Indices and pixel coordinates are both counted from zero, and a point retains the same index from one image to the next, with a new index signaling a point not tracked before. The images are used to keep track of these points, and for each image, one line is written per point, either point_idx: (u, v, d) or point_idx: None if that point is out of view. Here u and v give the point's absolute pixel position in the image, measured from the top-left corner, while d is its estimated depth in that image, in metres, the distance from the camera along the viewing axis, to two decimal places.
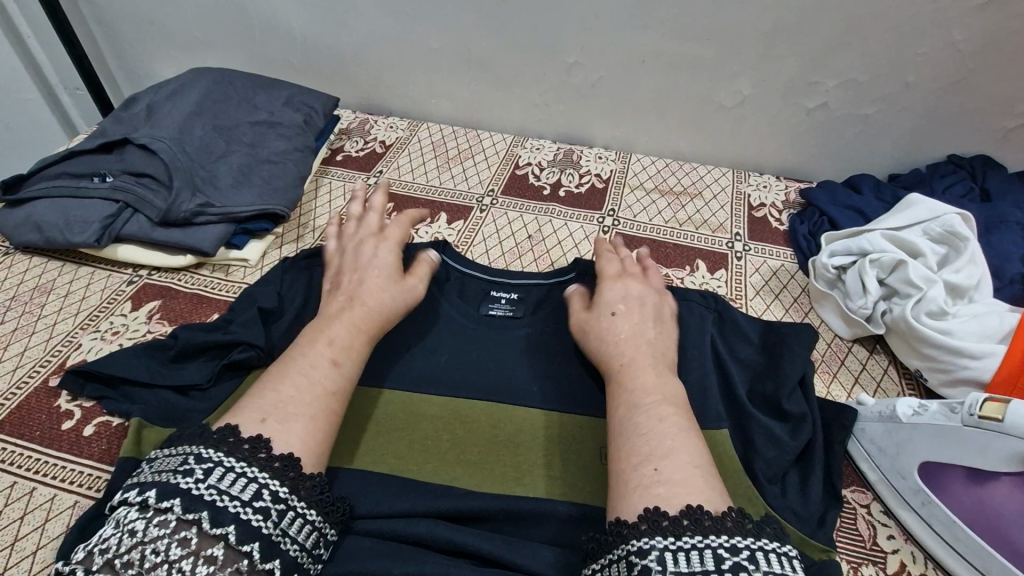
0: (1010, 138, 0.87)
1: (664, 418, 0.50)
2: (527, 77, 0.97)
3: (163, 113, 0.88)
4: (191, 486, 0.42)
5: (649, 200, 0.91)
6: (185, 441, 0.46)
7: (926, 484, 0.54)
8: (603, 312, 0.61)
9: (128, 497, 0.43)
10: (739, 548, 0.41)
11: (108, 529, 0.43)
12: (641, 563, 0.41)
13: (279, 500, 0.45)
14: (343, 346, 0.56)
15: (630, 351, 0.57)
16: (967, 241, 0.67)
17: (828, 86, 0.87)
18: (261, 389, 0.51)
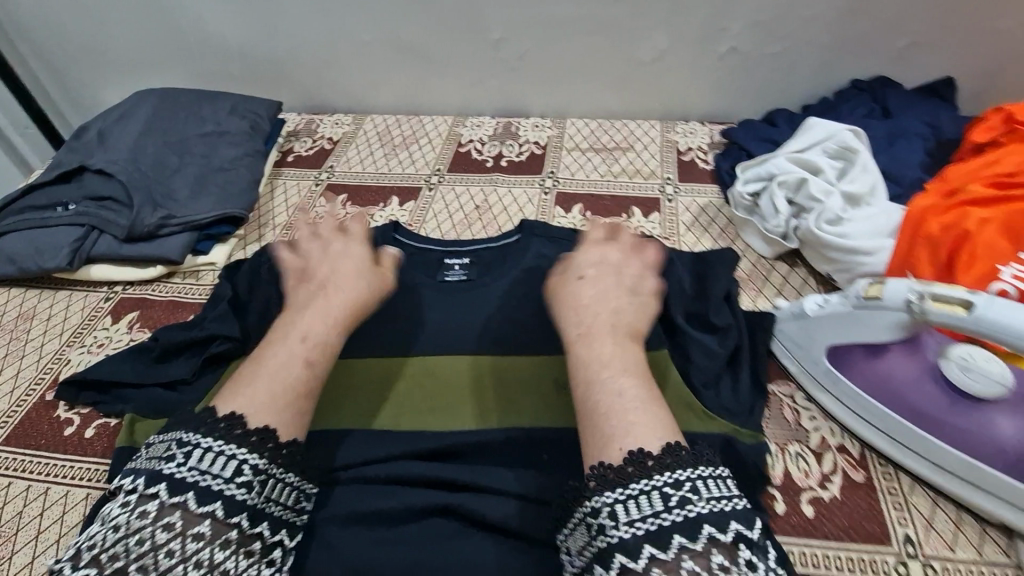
0: (908, 56, 0.93)
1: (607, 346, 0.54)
2: (459, 58, 1.02)
3: (115, 138, 0.92)
4: (174, 470, 0.46)
5: (586, 159, 0.97)
6: (170, 428, 0.50)
7: (834, 367, 0.61)
8: (573, 277, 0.60)
9: (120, 483, 0.48)
10: (680, 481, 0.44)
11: (103, 517, 0.46)
12: (598, 521, 0.44)
13: (260, 471, 0.49)
14: (318, 342, 0.57)
15: (596, 312, 0.56)
16: (859, 152, 0.75)
17: (734, 30, 0.93)
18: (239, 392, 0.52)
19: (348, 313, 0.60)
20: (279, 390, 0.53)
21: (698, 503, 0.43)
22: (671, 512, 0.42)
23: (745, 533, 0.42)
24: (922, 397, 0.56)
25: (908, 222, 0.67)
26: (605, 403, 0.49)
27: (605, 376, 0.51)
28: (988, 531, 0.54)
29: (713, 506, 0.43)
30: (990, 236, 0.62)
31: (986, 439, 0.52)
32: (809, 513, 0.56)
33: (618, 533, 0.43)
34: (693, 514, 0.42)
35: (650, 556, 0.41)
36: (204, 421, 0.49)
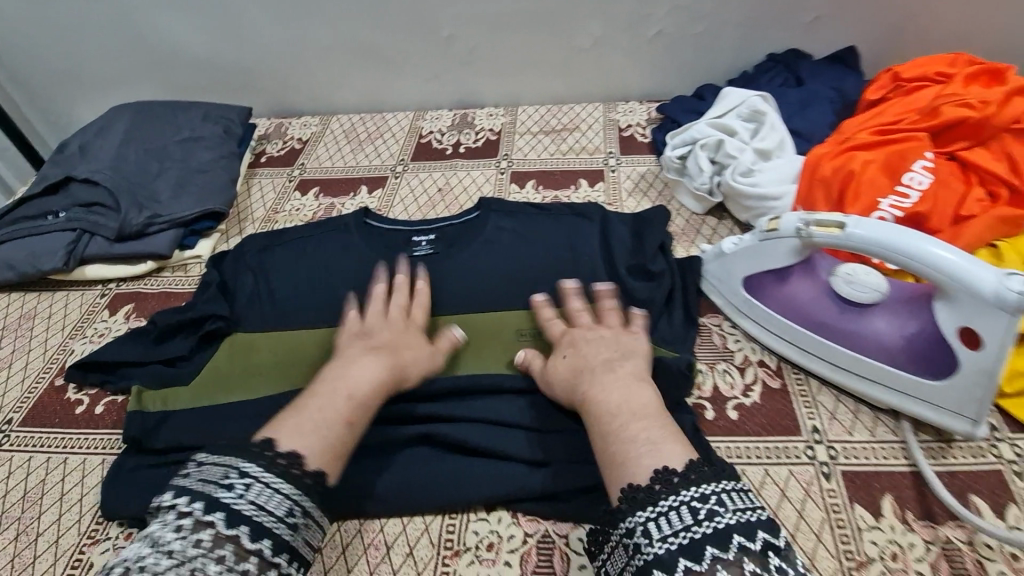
0: (815, 28, 1.04)
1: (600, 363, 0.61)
2: (414, 56, 1.11)
3: (97, 149, 0.99)
4: (233, 500, 0.46)
5: (537, 141, 1.07)
6: (226, 453, 0.50)
7: (750, 294, 0.71)
8: (557, 355, 0.65)
9: (170, 501, 0.46)
10: (708, 494, 0.46)
11: (153, 534, 0.45)
12: (632, 541, 0.47)
13: (306, 515, 0.49)
14: (362, 401, 0.58)
15: (582, 376, 0.60)
16: (768, 114, 0.85)
17: (659, 15, 1.03)
18: (295, 416, 0.55)
19: (394, 371, 0.62)
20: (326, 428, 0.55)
21: (727, 514, 0.45)
22: (702, 525, 0.45)
23: (773, 541, 0.44)
24: (819, 312, 0.66)
25: (808, 165, 0.78)
26: (618, 451, 0.52)
27: (613, 425, 0.54)
28: (879, 415, 0.64)
29: (740, 519, 0.45)
30: (874, 174, 0.74)
31: (870, 339, 0.63)
32: (734, 417, 0.66)
33: (652, 550, 0.45)
34: (723, 525, 0.45)
35: (686, 568, 0.43)
36: (264, 451, 0.50)
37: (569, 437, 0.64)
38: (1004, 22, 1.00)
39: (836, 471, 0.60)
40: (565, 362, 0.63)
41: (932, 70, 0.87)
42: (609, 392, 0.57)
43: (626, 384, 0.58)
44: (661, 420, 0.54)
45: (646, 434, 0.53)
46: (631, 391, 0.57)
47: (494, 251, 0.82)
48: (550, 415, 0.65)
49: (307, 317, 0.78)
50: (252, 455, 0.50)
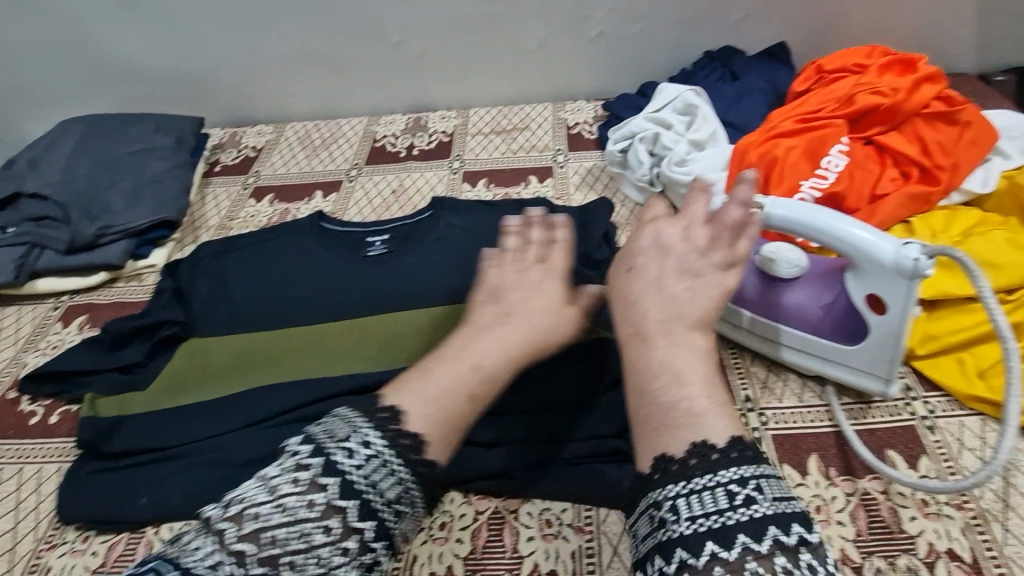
0: (746, 25, 1.10)
1: (666, 305, 0.56)
2: (364, 62, 1.13)
3: (47, 164, 0.99)
4: (350, 472, 0.49)
5: (488, 142, 1.10)
6: (357, 413, 0.53)
7: None
8: (621, 268, 0.61)
9: (295, 448, 0.50)
10: (745, 479, 0.47)
11: (273, 478, 0.49)
12: (661, 513, 0.48)
13: (408, 504, 0.52)
14: (487, 374, 0.57)
15: (648, 309, 0.56)
16: (700, 107, 0.90)
17: (598, 17, 1.08)
18: (419, 380, 0.56)
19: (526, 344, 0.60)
20: (440, 404, 0.54)
21: (764, 504, 0.46)
22: (736, 510, 0.46)
23: (806, 536, 0.45)
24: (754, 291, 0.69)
25: (735, 155, 0.83)
26: (657, 416, 0.51)
27: (656, 386, 0.52)
28: (807, 381, 0.69)
29: (774, 510, 0.46)
30: (795, 158, 0.80)
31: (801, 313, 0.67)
32: None
33: (680, 528, 0.46)
34: (759, 514, 0.45)
35: (712, 552, 0.44)
36: (388, 425, 0.52)
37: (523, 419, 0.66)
38: (919, 15, 1.07)
39: (767, 435, 0.64)
40: (627, 281, 0.59)
41: (852, 62, 0.93)
42: (663, 346, 0.54)
43: (679, 338, 0.54)
44: (709, 388, 0.52)
45: (693, 403, 0.51)
46: (683, 347, 0.54)
47: (445, 247, 0.84)
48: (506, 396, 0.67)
49: (263, 319, 0.80)
50: (376, 424, 0.52)
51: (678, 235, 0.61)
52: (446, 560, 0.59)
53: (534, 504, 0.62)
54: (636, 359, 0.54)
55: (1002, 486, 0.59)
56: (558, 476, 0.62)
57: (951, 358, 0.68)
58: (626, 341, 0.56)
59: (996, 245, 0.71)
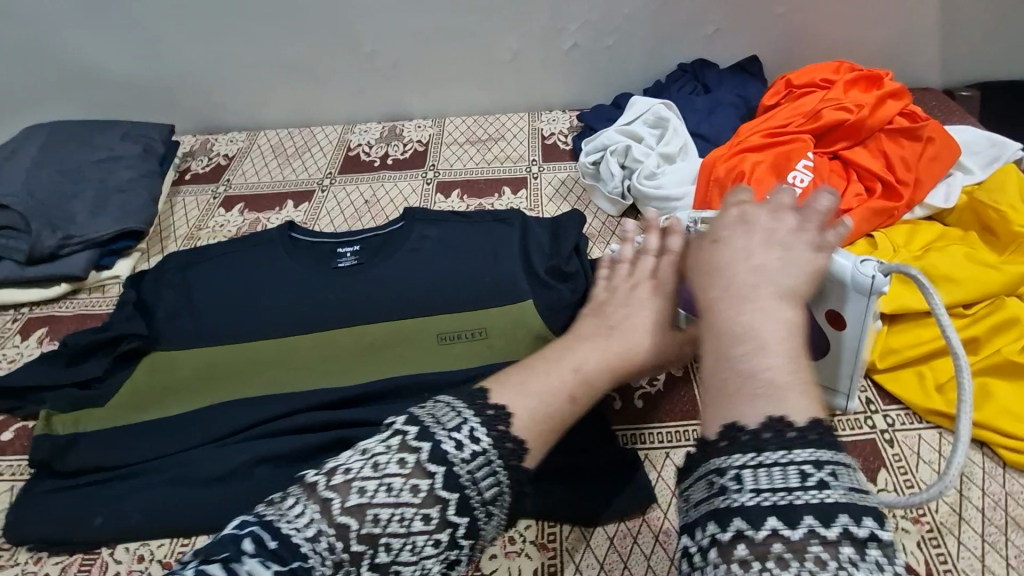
0: (719, 39, 1.11)
1: (755, 276, 0.49)
2: (337, 71, 1.13)
3: (8, 171, 0.96)
4: (456, 463, 0.48)
5: (462, 151, 1.10)
6: (463, 403, 0.51)
7: None
8: (706, 238, 0.54)
9: (403, 427, 0.49)
10: (822, 462, 0.41)
11: (380, 454, 0.48)
12: (722, 480, 0.42)
13: (502, 506, 0.50)
14: (588, 378, 0.55)
15: (735, 277, 0.49)
16: (672, 120, 0.91)
17: (572, 29, 1.08)
18: (527, 375, 0.55)
19: (624, 358, 0.57)
20: (546, 406, 0.53)
21: (838, 491, 0.40)
22: (808, 491, 0.40)
23: (878, 533, 0.39)
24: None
25: (704, 170, 0.85)
26: (732, 380, 0.45)
27: (738, 352, 0.46)
28: None
29: (849, 496, 0.40)
30: (762, 174, 0.81)
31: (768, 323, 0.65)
32: (640, 405, 0.70)
33: (741, 499, 0.41)
34: (832, 499, 0.40)
35: (774, 529, 0.39)
36: (496, 423, 0.50)
37: None
38: (887, 31, 1.09)
39: None
40: (713, 250, 0.52)
41: (819, 77, 0.95)
42: (749, 309, 0.47)
43: (771, 305, 0.47)
44: (795, 360, 0.45)
45: (776, 373, 0.44)
46: (773, 314, 0.47)
47: (416, 258, 0.83)
48: None
49: (229, 332, 0.78)
50: (485, 420, 0.51)
51: (770, 211, 0.54)
52: None
53: None
54: (718, 326, 0.48)
55: (957, 499, 0.60)
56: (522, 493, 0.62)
57: (912, 372, 0.69)
58: (706, 308, 0.50)
59: (954, 260, 0.73)
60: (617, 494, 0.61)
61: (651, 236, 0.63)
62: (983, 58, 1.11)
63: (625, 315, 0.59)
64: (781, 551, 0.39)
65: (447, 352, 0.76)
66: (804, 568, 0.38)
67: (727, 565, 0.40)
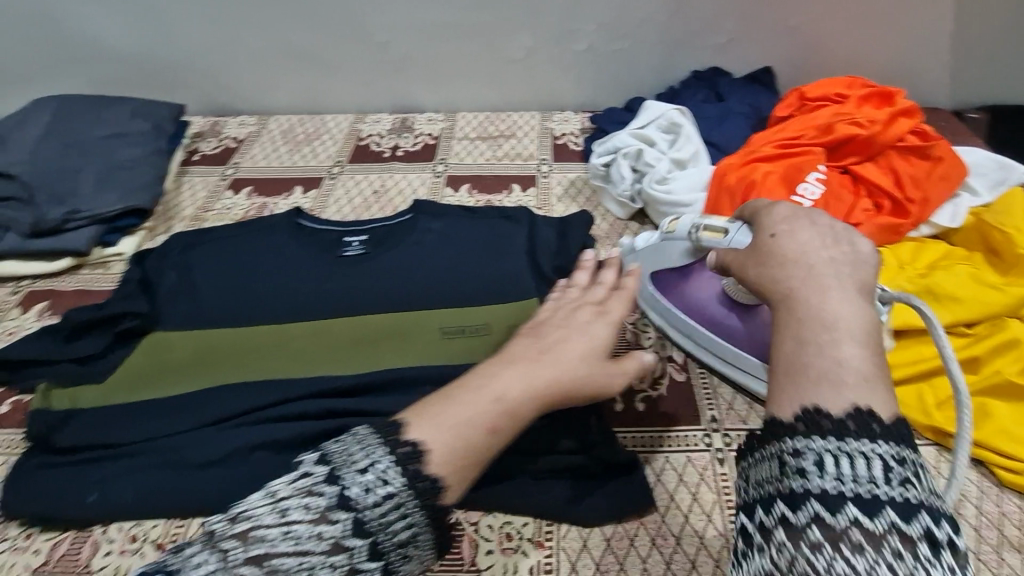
0: (733, 49, 1.11)
1: (824, 265, 0.46)
2: (349, 61, 1.13)
3: (15, 142, 0.96)
4: (365, 508, 0.43)
5: (473, 147, 1.10)
6: (377, 436, 0.46)
7: (657, 294, 0.76)
8: (763, 235, 0.52)
9: (311, 469, 0.44)
10: (906, 459, 0.38)
11: (285, 499, 0.43)
12: (797, 463, 0.38)
13: (419, 549, 0.46)
14: (510, 410, 0.50)
15: (806, 266, 0.46)
16: (685, 127, 0.92)
17: (586, 31, 1.08)
18: (451, 401, 0.49)
19: (552, 389, 0.52)
20: (464, 435, 0.47)
21: (920, 490, 0.37)
22: (891, 486, 0.36)
23: (954, 538, 0.36)
24: (701, 304, 0.73)
25: (715, 177, 0.84)
26: (816, 364, 0.41)
27: (825, 336, 0.41)
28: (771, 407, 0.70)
29: (929, 498, 0.37)
30: (772, 184, 0.80)
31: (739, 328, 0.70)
32: (640, 408, 0.70)
33: (819, 483, 0.37)
34: (917, 499, 0.36)
35: (854, 519, 0.36)
36: (408, 462, 0.45)
37: None
38: (900, 48, 1.10)
39: (729, 456, 0.66)
40: (774, 243, 0.50)
41: (833, 91, 0.95)
42: (832, 297, 0.43)
43: (851, 294, 0.44)
44: (878, 354, 0.41)
45: (859, 361, 0.40)
46: (852, 300, 0.43)
47: (422, 252, 0.83)
48: None
49: (231, 316, 0.78)
50: (396, 459, 0.45)
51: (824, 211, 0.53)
52: None
53: (495, 516, 0.62)
54: (786, 312, 0.44)
55: (951, 515, 0.61)
56: (519, 489, 0.62)
57: (912, 390, 0.70)
58: (781, 299, 0.46)
59: (957, 279, 0.73)
60: (612, 496, 0.61)
61: (606, 272, 0.67)
62: (993, 81, 1.12)
63: (560, 343, 0.56)
64: (858, 539, 0.35)
65: (449, 346, 0.75)
66: (884, 561, 0.34)
67: (795, 547, 0.36)
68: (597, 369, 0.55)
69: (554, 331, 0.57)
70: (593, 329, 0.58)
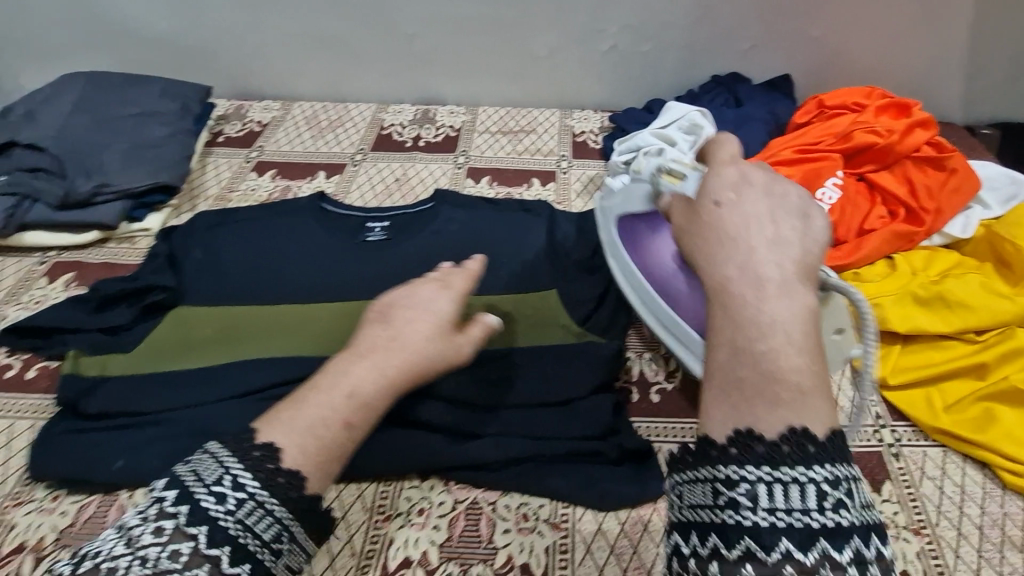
0: (754, 56, 1.13)
1: (765, 255, 0.45)
2: (375, 50, 1.14)
3: (45, 116, 0.97)
4: (219, 515, 0.46)
5: (494, 140, 1.11)
6: (226, 451, 0.49)
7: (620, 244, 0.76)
8: (708, 204, 0.50)
9: (160, 494, 0.47)
10: (838, 480, 0.40)
11: (134, 528, 0.46)
12: (730, 493, 0.40)
13: (292, 540, 0.50)
14: (363, 402, 0.54)
15: (749, 253, 0.46)
16: (706, 128, 0.94)
17: (611, 31, 1.10)
18: (299, 409, 0.52)
19: (402, 373, 0.57)
20: (321, 435, 0.52)
21: (852, 513, 0.39)
22: (823, 514, 0.39)
23: (881, 552, 0.39)
24: (656, 259, 0.71)
25: None
26: (749, 375, 0.42)
27: (760, 344, 0.42)
28: None
29: (861, 517, 0.40)
30: None
31: (680, 291, 0.69)
32: (656, 400, 0.72)
33: (752, 517, 0.39)
34: (846, 524, 0.39)
35: (786, 552, 0.38)
36: (263, 464, 0.49)
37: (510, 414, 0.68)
38: (918, 61, 1.12)
39: None
40: (718, 214, 0.49)
41: (852, 100, 0.97)
42: (771, 300, 0.43)
43: (788, 287, 0.44)
44: (811, 352, 0.43)
45: (795, 368, 0.42)
46: (790, 299, 0.44)
47: (444, 239, 0.85)
48: (487, 393, 0.69)
49: (256, 293, 0.79)
50: (248, 464, 0.49)
51: (774, 180, 0.51)
52: (421, 546, 0.60)
53: (512, 497, 0.63)
54: (724, 310, 0.45)
55: (957, 515, 0.62)
56: (537, 472, 0.64)
57: (921, 394, 0.71)
58: (717, 291, 0.46)
59: (970, 287, 0.75)
60: (628, 482, 0.63)
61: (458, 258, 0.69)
62: (1007, 98, 1.14)
63: (405, 329, 0.59)
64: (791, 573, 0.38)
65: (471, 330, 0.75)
66: None
67: None
68: (445, 345, 0.60)
69: (404, 315, 0.60)
70: (439, 305, 0.62)
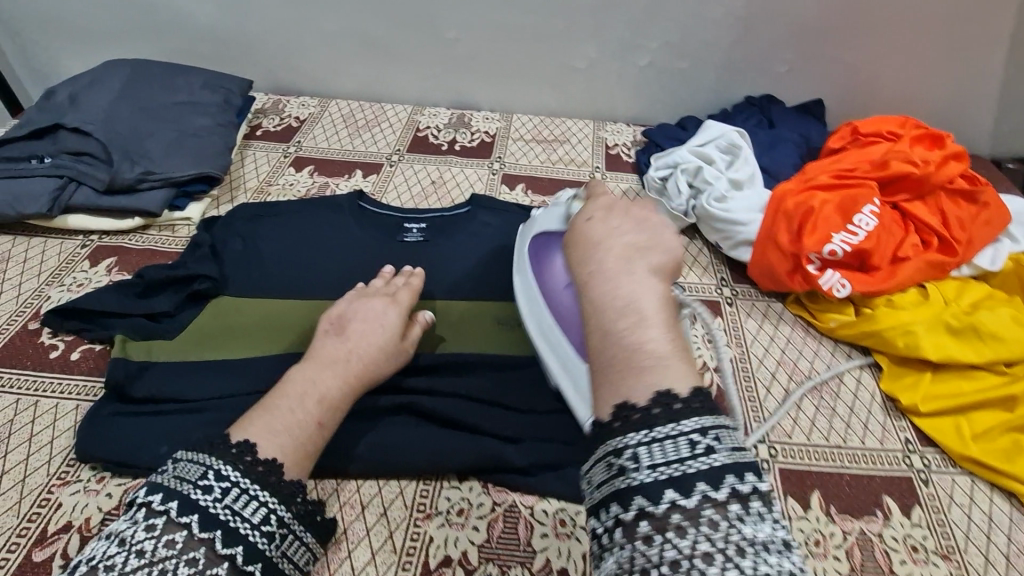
0: (788, 79, 1.15)
1: (621, 252, 0.49)
2: (415, 54, 1.16)
3: (90, 100, 0.98)
4: (209, 503, 0.49)
5: (528, 148, 1.13)
6: (204, 452, 0.52)
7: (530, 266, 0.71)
8: (580, 220, 0.55)
9: (146, 498, 0.48)
10: (706, 428, 0.40)
11: (123, 530, 0.47)
12: (619, 462, 0.40)
13: (285, 524, 0.51)
14: (331, 403, 0.60)
15: (608, 253, 0.49)
16: (743, 149, 0.95)
17: (649, 47, 1.12)
18: (271, 410, 0.57)
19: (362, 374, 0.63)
20: (299, 430, 0.56)
21: (722, 454, 0.39)
22: (697, 459, 0.39)
23: (760, 486, 0.39)
24: (552, 283, 0.67)
25: (773, 200, 0.88)
26: (619, 353, 0.44)
27: (622, 325, 0.45)
28: (816, 424, 0.73)
29: (733, 457, 0.40)
30: (829, 212, 0.85)
31: (567, 307, 0.65)
32: None
33: (639, 477, 0.39)
34: (718, 465, 0.39)
35: (672, 501, 0.38)
36: (243, 456, 0.52)
37: (547, 419, 0.69)
38: (948, 93, 1.13)
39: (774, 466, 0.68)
40: (587, 227, 0.53)
41: (887, 129, 0.99)
42: (623, 282, 0.47)
43: (642, 277, 0.47)
44: (671, 331, 0.45)
45: (658, 344, 0.44)
46: (648, 287, 0.46)
47: (482, 244, 0.86)
48: (525, 398, 0.70)
49: (296, 288, 0.80)
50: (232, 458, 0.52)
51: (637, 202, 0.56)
52: (461, 545, 0.61)
53: (550, 502, 0.64)
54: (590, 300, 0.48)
55: (985, 540, 0.64)
56: (575, 479, 0.65)
57: (949, 421, 0.73)
58: (584, 283, 0.49)
59: (1002, 320, 0.76)
60: None
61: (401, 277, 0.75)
62: None
63: (361, 338, 0.65)
64: (679, 522, 0.37)
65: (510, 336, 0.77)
66: (701, 534, 0.37)
67: (632, 545, 0.38)
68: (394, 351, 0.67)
69: (358, 325, 0.67)
70: (387, 314, 0.69)
